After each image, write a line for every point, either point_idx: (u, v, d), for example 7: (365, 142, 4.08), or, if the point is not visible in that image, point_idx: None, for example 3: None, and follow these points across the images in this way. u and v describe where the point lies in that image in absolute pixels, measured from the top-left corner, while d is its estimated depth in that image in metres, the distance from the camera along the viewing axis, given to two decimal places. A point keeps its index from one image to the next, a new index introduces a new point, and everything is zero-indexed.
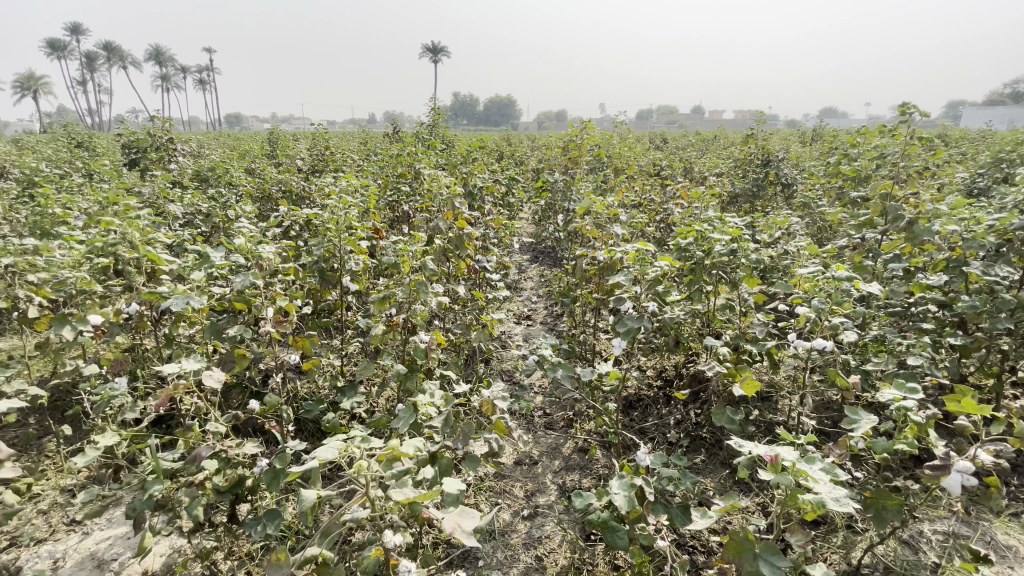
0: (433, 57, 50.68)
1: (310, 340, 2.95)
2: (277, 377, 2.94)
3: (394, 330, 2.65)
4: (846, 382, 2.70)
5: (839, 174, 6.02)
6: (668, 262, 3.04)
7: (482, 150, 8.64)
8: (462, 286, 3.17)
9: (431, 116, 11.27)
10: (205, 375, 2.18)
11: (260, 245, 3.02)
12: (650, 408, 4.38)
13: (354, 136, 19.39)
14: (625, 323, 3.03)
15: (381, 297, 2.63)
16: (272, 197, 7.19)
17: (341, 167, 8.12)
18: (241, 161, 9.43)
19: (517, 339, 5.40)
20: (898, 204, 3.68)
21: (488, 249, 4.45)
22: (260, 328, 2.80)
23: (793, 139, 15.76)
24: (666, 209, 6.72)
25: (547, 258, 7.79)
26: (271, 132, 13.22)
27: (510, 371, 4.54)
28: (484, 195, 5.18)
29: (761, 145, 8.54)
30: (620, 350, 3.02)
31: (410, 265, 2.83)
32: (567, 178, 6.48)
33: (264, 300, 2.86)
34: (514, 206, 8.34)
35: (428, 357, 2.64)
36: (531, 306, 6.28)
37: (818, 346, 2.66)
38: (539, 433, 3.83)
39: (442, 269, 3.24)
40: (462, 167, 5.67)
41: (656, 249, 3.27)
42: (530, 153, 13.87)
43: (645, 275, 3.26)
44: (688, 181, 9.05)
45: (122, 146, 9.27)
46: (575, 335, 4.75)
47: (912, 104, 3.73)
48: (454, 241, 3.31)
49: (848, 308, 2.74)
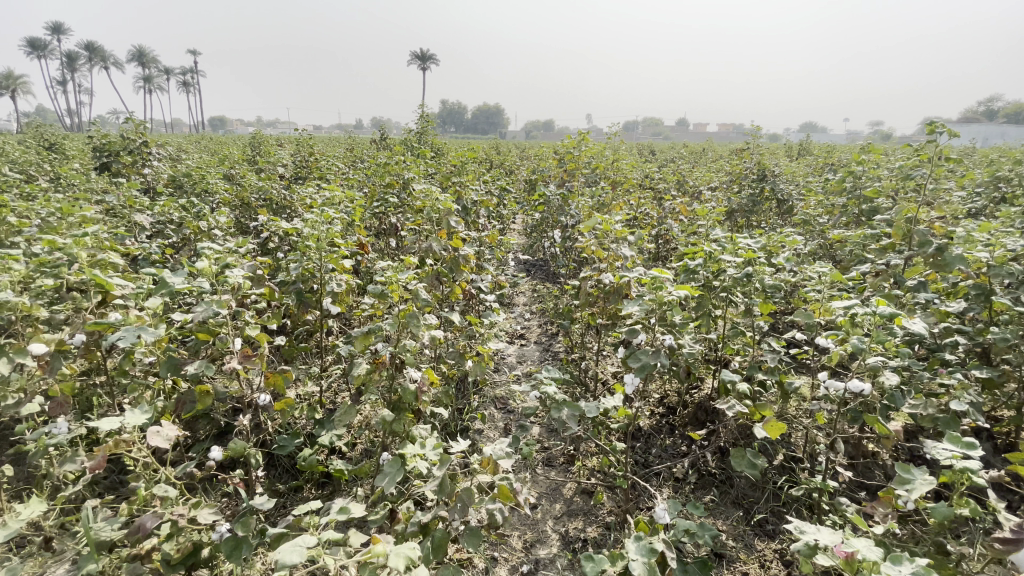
0: (421, 64, 50.45)
1: (284, 376, 2.60)
2: (244, 417, 2.60)
3: (379, 368, 2.31)
4: (885, 430, 2.44)
5: (843, 192, 5.82)
6: (686, 292, 2.79)
7: (474, 160, 8.38)
8: (457, 314, 2.85)
9: (420, 123, 10.98)
10: (151, 433, 1.85)
11: (230, 267, 2.67)
12: (653, 439, 4.11)
13: (339, 141, 19.08)
14: (639, 358, 2.73)
15: (365, 332, 2.29)
16: (251, 206, 6.82)
17: (326, 175, 7.79)
18: (220, 167, 9.04)
19: (511, 361, 5.11)
20: (923, 228, 3.43)
21: (483, 269, 4.14)
22: (225, 364, 2.48)
23: (783, 153, 15.72)
24: (663, 224, 6.49)
25: (539, 272, 7.55)
26: (253, 136, 12.83)
27: (504, 398, 4.24)
28: (477, 209, 4.88)
29: (756, 160, 8.37)
30: (632, 387, 2.73)
31: (398, 293, 2.50)
32: (563, 192, 6.24)
33: (231, 331, 2.53)
34: (506, 218, 8.09)
35: (418, 400, 2.30)
36: (523, 323, 6.00)
37: (854, 389, 2.39)
38: (538, 471, 3.55)
39: (435, 295, 2.90)
40: (453, 179, 5.38)
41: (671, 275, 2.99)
42: (521, 162, 13.64)
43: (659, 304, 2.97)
44: (682, 196, 8.86)
45: (92, 149, 8.82)
46: (574, 359, 4.47)
47: (940, 122, 3.50)
48: (448, 263, 2.98)
49: (889, 346, 2.47)
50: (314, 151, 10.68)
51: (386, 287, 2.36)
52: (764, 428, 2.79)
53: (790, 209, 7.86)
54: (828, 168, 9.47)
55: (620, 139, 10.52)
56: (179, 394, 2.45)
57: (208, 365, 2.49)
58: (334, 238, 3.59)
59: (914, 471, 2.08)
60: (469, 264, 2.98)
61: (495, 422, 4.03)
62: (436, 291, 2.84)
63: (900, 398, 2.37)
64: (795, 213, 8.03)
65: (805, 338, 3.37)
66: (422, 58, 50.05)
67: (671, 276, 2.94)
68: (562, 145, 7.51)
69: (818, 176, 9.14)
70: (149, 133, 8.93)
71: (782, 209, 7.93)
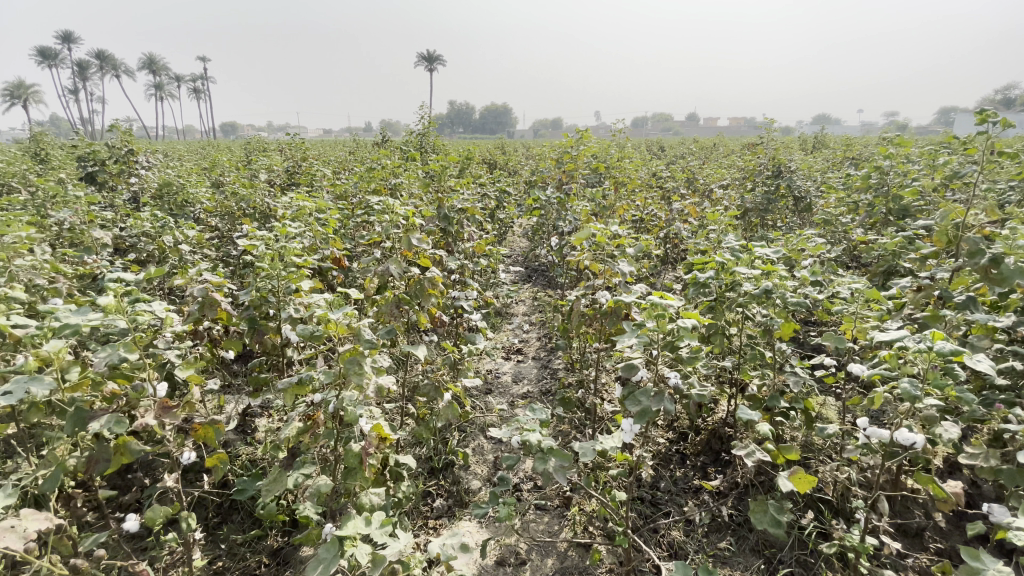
0: (428, 66, 50.03)
1: (215, 429, 2.22)
2: (168, 478, 2.23)
3: (314, 427, 1.92)
4: (943, 492, 1.96)
5: (870, 189, 5.30)
6: (696, 324, 2.25)
7: (471, 161, 7.96)
8: (422, 349, 2.41)
9: (420, 124, 10.55)
10: (3, 530, 1.51)
11: (148, 300, 2.26)
12: (662, 470, 3.66)
13: (343, 144, 18.83)
14: (638, 400, 2.25)
15: (295, 384, 1.86)
16: (234, 214, 6.50)
17: (315, 180, 7.42)
18: (209, 173, 8.71)
19: (506, 381, 4.67)
20: (973, 234, 2.93)
21: (467, 285, 3.70)
22: (139, 418, 2.10)
23: (797, 147, 15.12)
24: (672, 227, 6.02)
25: (541, 278, 7.13)
26: (249, 140, 12.49)
27: (495, 428, 3.81)
28: (464, 217, 4.45)
29: (770, 155, 7.86)
30: (631, 435, 2.27)
31: (343, 330, 2.07)
32: (561, 196, 5.79)
33: (147, 377, 2.14)
34: (505, 221, 7.68)
35: (362, 466, 1.88)
36: (521, 336, 5.57)
37: (905, 442, 1.92)
38: (529, 516, 3.13)
39: (396, 326, 2.46)
40: (440, 183, 4.95)
41: (676, 302, 2.41)
42: (524, 162, 13.18)
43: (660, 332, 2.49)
44: (692, 194, 8.38)
45: (78, 157, 8.55)
46: (572, 382, 4.02)
47: (993, 110, 2.99)
48: (410, 288, 2.51)
49: (948, 389, 1.98)
50: (308, 155, 10.32)
51: (326, 325, 1.90)
52: (790, 480, 2.33)
53: (808, 206, 7.36)
54: (849, 162, 8.91)
55: (626, 136, 10.01)
56: (93, 450, 2.09)
57: (124, 416, 2.12)
58: (293, 255, 3.17)
59: (986, 559, 1.64)
60: (435, 287, 2.53)
61: (485, 455, 3.61)
62: (394, 321, 2.37)
63: (953, 451, 1.91)
64: (814, 212, 7.51)
65: (836, 365, 2.88)
66: (428, 59, 49.82)
67: (676, 301, 2.38)
68: (562, 144, 7.06)
69: (837, 171, 8.61)
70: (136, 140, 8.62)
71: (799, 207, 7.43)
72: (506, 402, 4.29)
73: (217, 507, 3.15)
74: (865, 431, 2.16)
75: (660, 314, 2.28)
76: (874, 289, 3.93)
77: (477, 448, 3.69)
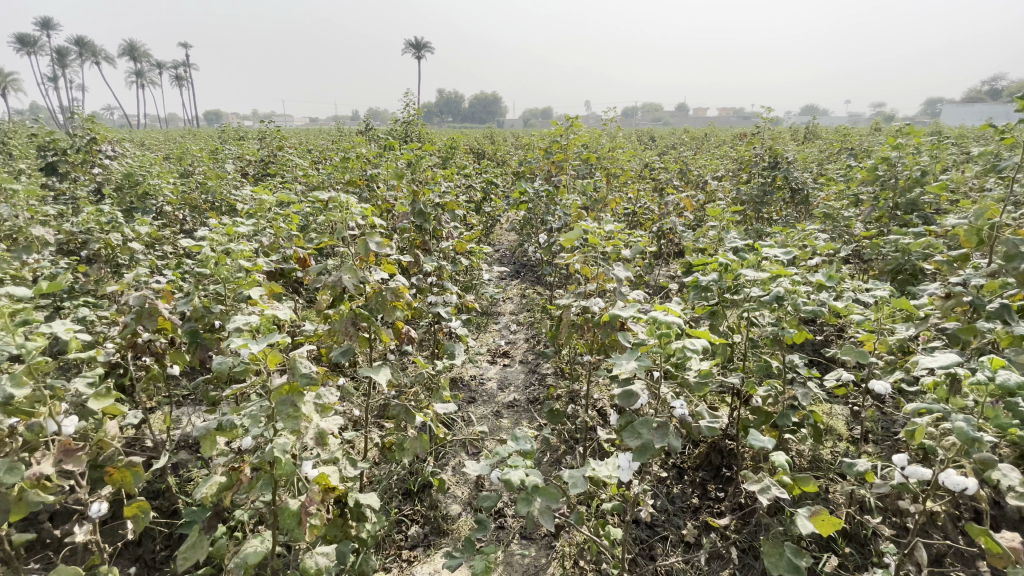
0: (416, 53, 48.96)
1: (133, 472, 1.92)
2: (78, 530, 1.88)
3: (240, 482, 1.60)
4: (1001, 548, 1.66)
5: (876, 182, 4.99)
6: (707, 343, 1.84)
7: (456, 151, 7.56)
8: (384, 372, 2.06)
9: (405, 112, 10.07)
10: None
11: (48, 319, 1.88)
12: (658, 488, 3.35)
13: (327, 134, 18.27)
14: (636, 432, 1.88)
15: (215, 430, 1.50)
16: (201, 208, 6.07)
17: (291, 170, 6.98)
18: (178, 163, 8.22)
19: (491, 388, 4.33)
20: (1012, 234, 2.60)
21: (445, 288, 3.34)
22: (34, 465, 1.76)
23: (791, 137, 14.87)
24: (667, 222, 5.71)
25: (529, 274, 6.81)
26: (226, 127, 11.93)
27: (477, 441, 3.47)
28: (442, 213, 4.07)
29: (768, 146, 7.56)
30: (629, 472, 1.93)
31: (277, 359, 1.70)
32: (550, 188, 5.42)
33: (44, 413, 1.78)
34: (491, 214, 7.32)
35: (303, 526, 1.53)
36: (508, 336, 5.25)
37: (955, 485, 1.64)
38: (513, 547, 2.81)
39: (352, 346, 2.10)
40: (419, 174, 4.55)
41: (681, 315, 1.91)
42: (513, 151, 12.76)
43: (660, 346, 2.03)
44: (686, 186, 8.08)
45: (37, 147, 7.99)
46: (561, 393, 3.68)
47: None
48: (371, 301, 2.16)
49: (1007, 426, 1.67)
50: (286, 143, 9.84)
51: (251, 359, 1.53)
52: (812, 521, 2.01)
53: (806, 198, 7.08)
54: (847, 154, 8.66)
55: (618, 125, 9.65)
56: None
57: (18, 460, 1.76)
58: (245, 258, 2.80)
59: None
60: (400, 298, 2.19)
61: (465, 473, 3.27)
62: (350, 341, 2.03)
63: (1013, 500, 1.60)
64: (812, 204, 7.24)
65: (852, 380, 2.59)
66: (417, 47, 48.76)
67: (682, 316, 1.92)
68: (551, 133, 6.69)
69: (835, 163, 8.33)
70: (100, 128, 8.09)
71: (797, 199, 7.16)
72: (490, 412, 3.96)
73: (165, 538, 2.74)
74: (902, 469, 1.86)
75: (667, 333, 1.84)
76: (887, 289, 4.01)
77: (458, 467, 3.35)
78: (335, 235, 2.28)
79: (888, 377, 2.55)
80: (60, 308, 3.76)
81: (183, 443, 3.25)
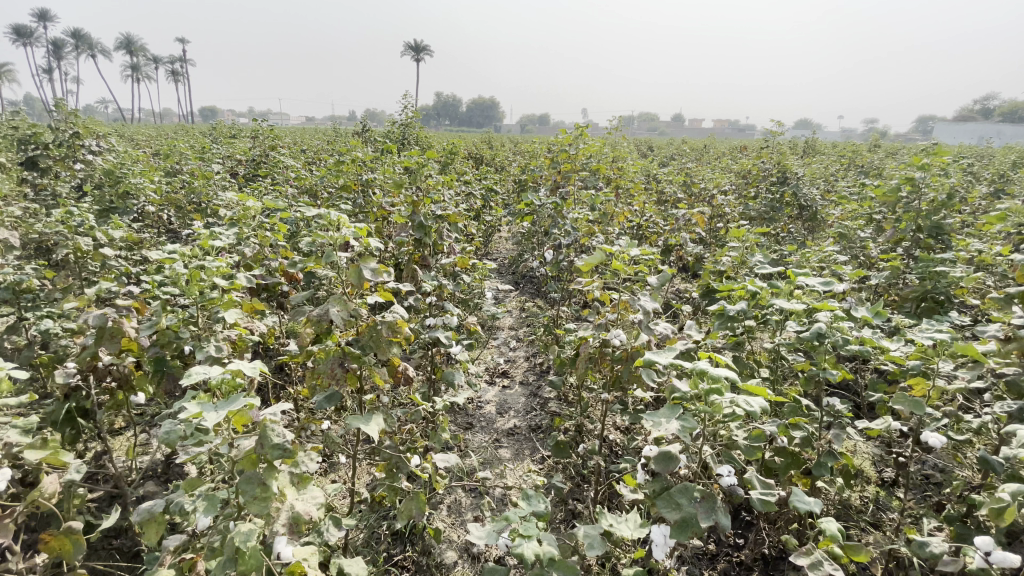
0: (416, 56, 48.68)
1: (72, 541, 1.61)
2: None
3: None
4: None
5: (898, 203, 4.77)
6: (765, 403, 1.54)
7: (456, 156, 7.29)
8: (375, 421, 1.78)
9: (403, 114, 9.78)
10: None
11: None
12: None
13: (322, 134, 17.95)
14: (673, 503, 1.59)
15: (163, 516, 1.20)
16: (186, 209, 5.73)
17: (283, 170, 6.64)
18: (166, 160, 7.86)
19: (489, 413, 4.01)
20: None
21: (445, 310, 3.04)
22: None
23: (792, 151, 14.76)
24: (676, 237, 5.45)
25: (529, 287, 6.53)
26: (218, 124, 11.55)
27: (475, 476, 3.15)
28: (443, 225, 3.78)
29: (776, 161, 7.36)
30: (662, 547, 1.62)
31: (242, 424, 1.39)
32: (556, 200, 5.15)
33: None
34: (491, 222, 7.04)
35: None
36: (508, 354, 4.95)
37: None
38: None
39: (339, 389, 1.83)
40: (419, 181, 4.26)
41: (732, 370, 1.55)
42: (512, 157, 12.53)
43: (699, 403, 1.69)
44: (691, 199, 7.86)
45: (17, 140, 7.61)
46: (568, 425, 3.38)
47: None
48: (363, 337, 1.89)
49: None
50: (280, 143, 9.49)
51: (208, 427, 1.24)
52: None
53: (816, 215, 6.87)
54: (855, 172, 8.50)
55: (622, 135, 9.43)
56: None
57: None
58: (222, 274, 2.49)
59: None
60: (396, 332, 1.91)
61: (462, 513, 2.94)
62: (336, 386, 1.81)
63: None
64: (822, 222, 7.02)
65: (899, 431, 2.32)
66: (416, 50, 48.37)
67: (734, 372, 1.58)
68: (556, 141, 6.44)
69: (843, 181, 8.15)
70: (84, 122, 7.71)
71: (805, 216, 6.96)
72: (489, 442, 3.64)
73: None
74: (985, 553, 1.65)
75: (716, 390, 1.56)
76: (901, 314, 3.87)
77: (454, 505, 3.03)
78: (324, 257, 1.99)
79: (937, 427, 2.31)
80: (21, 319, 3.41)
81: (149, 474, 2.91)
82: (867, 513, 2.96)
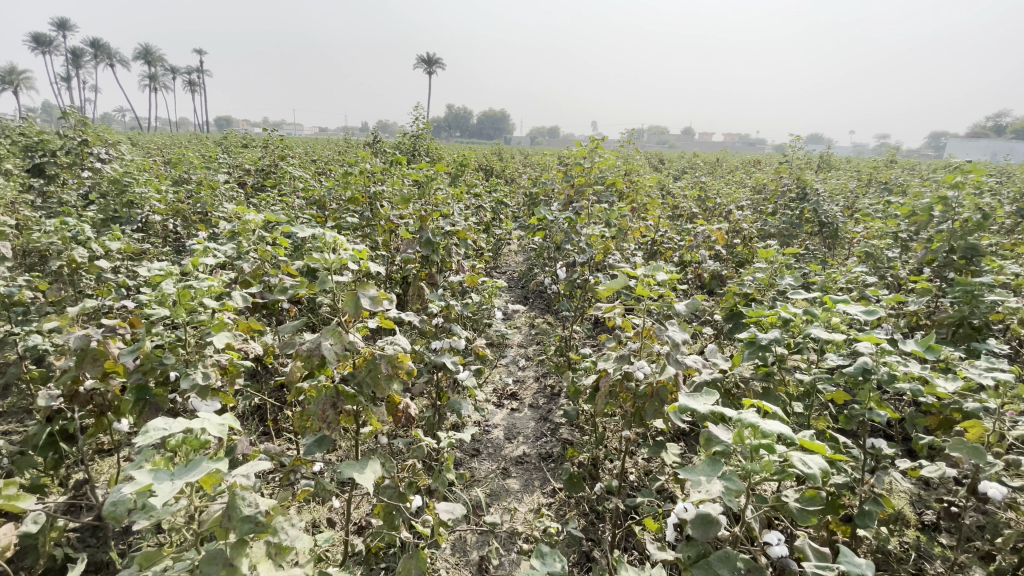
0: (428, 69, 49.06)
1: None
2: None
3: None
4: None
5: (929, 222, 4.54)
6: (825, 463, 1.33)
7: (467, 168, 7.13)
8: (370, 468, 1.60)
9: (414, 125, 9.68)
10: None
11: None
12: None
13: (332, 143, 17.96)
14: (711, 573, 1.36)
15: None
16: (190, 218, 5.58)
17: (291, 180, 6.51)
18: (173, 168, 7.76)
19: (497, 439, 3.79)
20: None
21: (452, 333, 2.85)
22: None
23: (809, 167, 14.54)
24: (693, 255, 5.24)
25: (540, 303, 6.31)
26: (229, 134, 11.51)
27: (481, 511, 2.94)
28: (451, 241, 3.60)
29: (796, 176, 7.13)
30: None
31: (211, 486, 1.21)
32: (570, 214, 4.97)
33: None
34: (501, 235, 6.86)
35: None
36: (517, 374, 4.74)
37: None
38: None
39: (331, 431, 1.67)
40: (428, 194, 4.09)
41: (787, 424, 1.34)
42: (523, 169, 12.41)
43: (744, 459, 1.48)
44: (706, 214, 7.66)
45: (25, 146, 7.53)
46: (580, 456, 3.15)
47: None
48: (360, 373, 1.71)
49: None
50: (290, 153, 9.39)
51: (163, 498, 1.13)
52: None
53: (837, 233, 6.64)
54: (876, 189, 8.26)
55: (636, 147, 9.26)
56: None
57: None
58: (213, 294, 2.31)
59: None
60: (397, 367, 1.74)
61: (467, 553, 2.73)
62: (328, 428, 1.64)
63: None
64: (844, 239, 6.78)
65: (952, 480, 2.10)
66: (429, 62, 48.71)
67: (789, 426, 1.37)
68: (570, 153, 6.26)
69: (865, 197, 7.92)
70: (93, 129, 7.63)
71: (825, 233, 6.73)
72: (497, 471, 3.42)
73: None
74: None
75: (767, 446, 1.35)
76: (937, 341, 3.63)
77: (458, 543, 2.81)
78: (318, 282, 1.80)
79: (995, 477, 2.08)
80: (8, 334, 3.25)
81: None
82: (907, 562, 2.71)
